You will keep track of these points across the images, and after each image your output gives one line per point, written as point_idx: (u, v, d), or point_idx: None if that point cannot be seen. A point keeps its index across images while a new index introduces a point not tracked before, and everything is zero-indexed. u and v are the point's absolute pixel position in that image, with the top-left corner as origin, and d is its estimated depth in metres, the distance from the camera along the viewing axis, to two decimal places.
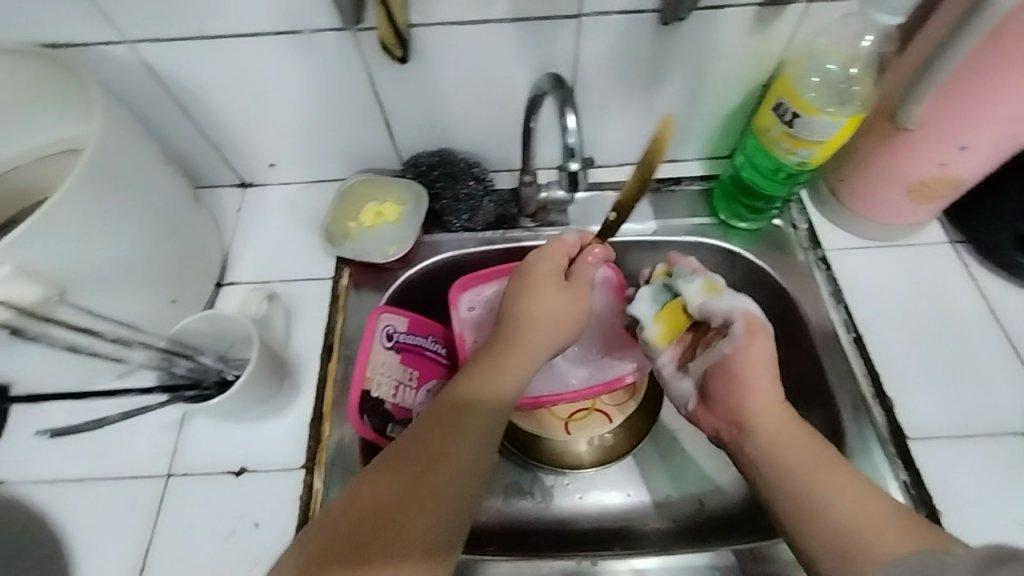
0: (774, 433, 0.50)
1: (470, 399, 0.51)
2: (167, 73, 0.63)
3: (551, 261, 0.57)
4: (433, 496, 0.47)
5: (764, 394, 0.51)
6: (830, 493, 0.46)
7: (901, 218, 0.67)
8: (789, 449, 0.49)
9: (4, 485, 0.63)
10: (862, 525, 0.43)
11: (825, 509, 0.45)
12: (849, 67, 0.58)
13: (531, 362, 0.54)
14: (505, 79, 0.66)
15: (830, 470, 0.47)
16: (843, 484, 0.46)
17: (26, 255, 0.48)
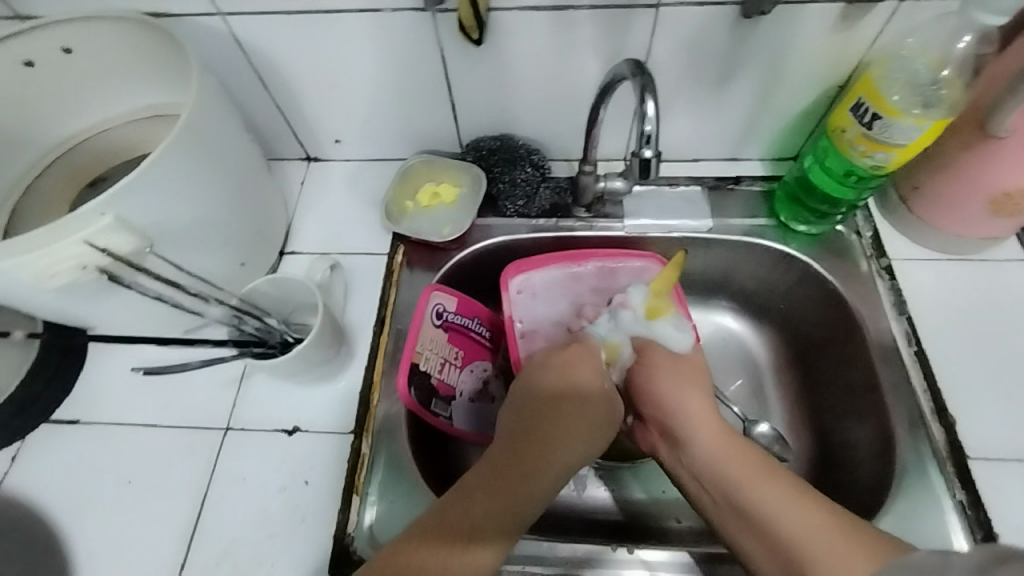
0: (701, 445, 0.52)
1: (548, 451, 0.52)
2: (251, 45, 0.66)
3: (591, 357, 0.57)
4: (514, 522, 0.49)
5: (694, 410, 0.54)
6: (762, 500, 0.47)
7: (977, 231, 0.65)
8: (726, 463, 0.50)
9: (80, 423, 0.68)
10: (806, 546, 0.43)
11: (761, 517, 0.46)
12: (939, 70, 0.55)
13: (573, 440, 0.52)
14: (574, 67, 0.66)
15: (756, 474, 0.49)
16: (771, 489, 0.47)
17: (125, 208, 0.52)
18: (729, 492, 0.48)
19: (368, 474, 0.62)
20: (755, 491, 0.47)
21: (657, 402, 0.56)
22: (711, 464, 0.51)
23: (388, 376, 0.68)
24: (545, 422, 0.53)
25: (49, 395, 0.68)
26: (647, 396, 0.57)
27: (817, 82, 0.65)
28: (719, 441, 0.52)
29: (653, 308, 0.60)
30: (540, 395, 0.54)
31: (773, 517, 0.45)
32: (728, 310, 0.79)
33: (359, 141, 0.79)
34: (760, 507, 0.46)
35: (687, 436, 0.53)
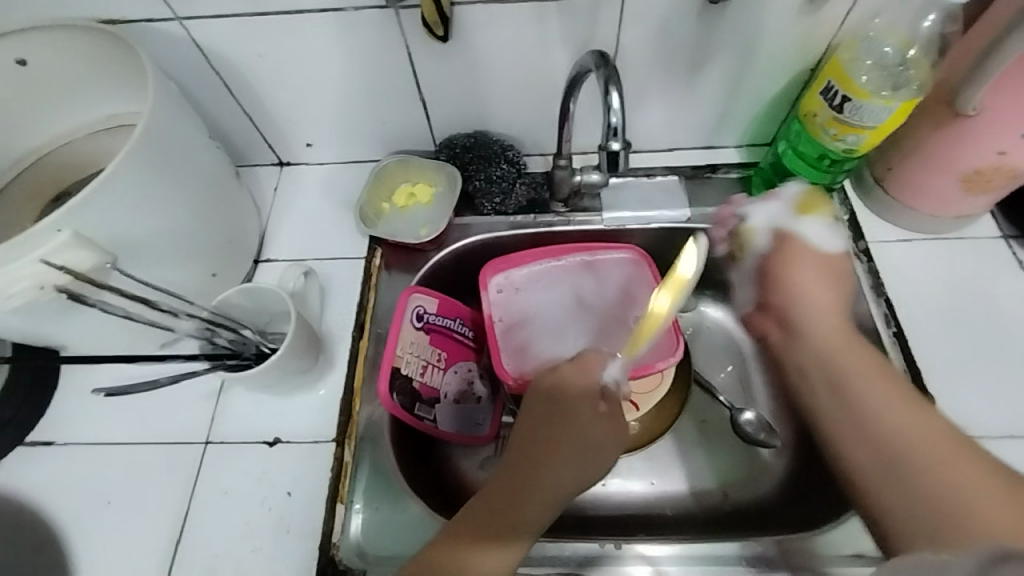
0: (825, 338, 0.52)
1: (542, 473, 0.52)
2: (213, 51, 0.65)
3: (585, 377, 0.56)
4: (521, 536, 0.50)
5: (823, 303, 0.54)
6: (883, 405, 0.48)
7: (951, 209, 0.65)
8: (840, 357, 0.51)
9: (55, 444, 0.66)
10: (929, 453, 0.44)
11: (880, 419, 0.47)
12: (906, 49, 0.56)
13: (571, 460, 0.52)
14: (544, 60, 0.65)
15: (882, 382, 0.49)
16: (896, 402, 0.48)
17: (83, 224, 0.50)
18: (851, 391, 0.49)
19: (352, 482, 0.62)
20: (879, 399, 0.48)
21: (787, 295, 0.55)
22: (830, 355, 0.52)
23: (369, 381, 0.67)
24: (542, 446, 0.53)
25: (21, 417, 0.67)
26: (772, 295, 0.56)
27: (788, 66, 0.65)
28: (852, 349, 0.52)
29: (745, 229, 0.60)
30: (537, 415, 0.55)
31: (890, 418, 0.47)
32: (711, 300, 0.79)
33: (330, 143, 0.78)
34: (872, 402, 0.48)
35: (826, 351, 0.52)
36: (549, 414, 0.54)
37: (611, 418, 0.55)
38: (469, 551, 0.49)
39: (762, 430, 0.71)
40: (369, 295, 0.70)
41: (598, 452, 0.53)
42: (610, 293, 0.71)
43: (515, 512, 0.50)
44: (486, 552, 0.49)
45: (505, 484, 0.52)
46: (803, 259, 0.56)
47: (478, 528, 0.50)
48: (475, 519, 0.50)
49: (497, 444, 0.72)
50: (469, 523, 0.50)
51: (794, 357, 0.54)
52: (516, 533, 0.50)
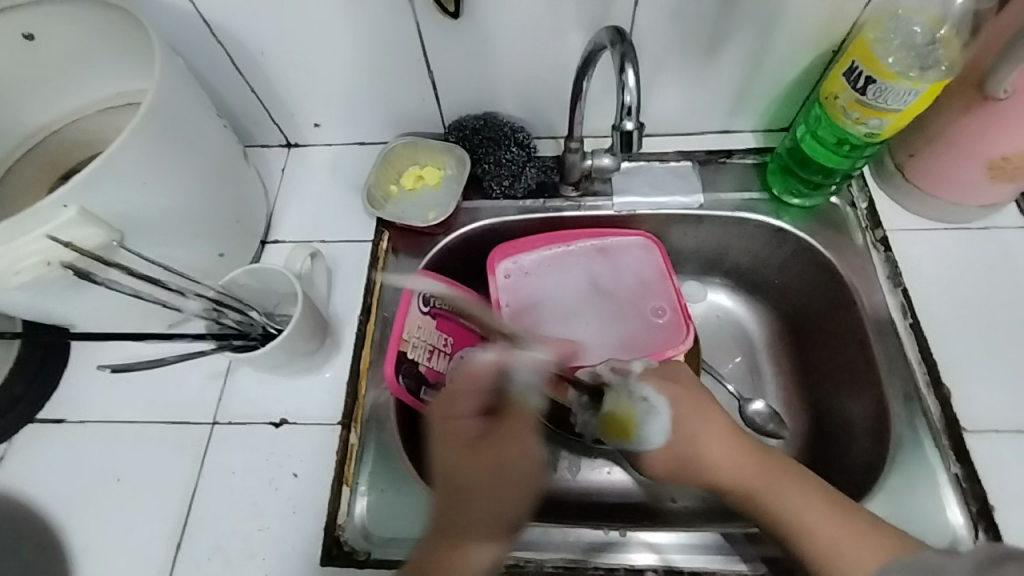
0: (700, 459, 0.53)
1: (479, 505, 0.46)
2: (220, 27, 0.63)
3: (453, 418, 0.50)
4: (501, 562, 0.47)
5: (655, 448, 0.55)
6: (790, 509, 0.51)
7: (974, 197, 0.63)
8: (723, 471, 0.53)
9: (66, 422, 0.67)
10: (837, 544, 0.48)
11: (793, 519, 0.50)
12: (936, 29, 0.54)
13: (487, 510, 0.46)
14: (557, 41, 0.63)
15: (773, 485, 0.52)
16: (799, 501, 0.51)
17: (91, 200, 0.50)
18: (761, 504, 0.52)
19: (358, 465, 0.62)
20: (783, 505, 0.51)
21: (672, 455, 0.54)
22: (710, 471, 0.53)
23: (375, 364, 0.66)
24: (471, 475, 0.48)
25: (32, 394, 0.67)
26: (656, 450, 0.55)
27: (810, 46, 0.63)
28: (738, 460, 0.53)
29: (618, 420, 0.56)
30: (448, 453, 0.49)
31: (800, 519, 0.50)
32: (721, 287, 0.77)
33: (338, 124, 0.77)
34: (787, 512, 0.51)
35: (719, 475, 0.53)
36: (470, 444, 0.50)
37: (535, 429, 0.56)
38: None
39: (771, 421, 0.69)
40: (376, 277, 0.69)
41: (514, 469, 0.47)
42: (619, 280, 0.70)
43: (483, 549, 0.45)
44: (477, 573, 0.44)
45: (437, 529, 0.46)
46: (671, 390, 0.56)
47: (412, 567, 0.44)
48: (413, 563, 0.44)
49: None
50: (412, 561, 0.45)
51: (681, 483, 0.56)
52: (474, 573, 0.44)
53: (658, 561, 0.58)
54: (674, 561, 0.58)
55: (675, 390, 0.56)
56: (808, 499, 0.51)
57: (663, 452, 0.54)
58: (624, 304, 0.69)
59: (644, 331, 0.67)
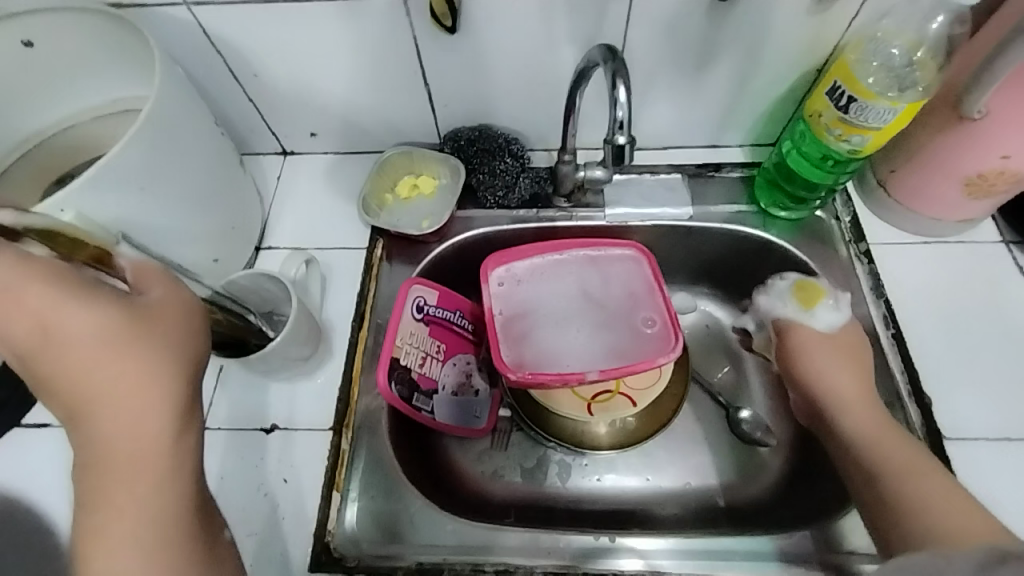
0: (848, 391, 0.59)
1: (113, 410, 0.40)
2: (220, 36, 0.64)
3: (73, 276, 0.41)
4: (133, 494, 0.40)
5: (823, 354, 0.61)
6: (899, 463, 0.52)
7: (952, 213, 0.65)
8: (858, 412, 0.57)
9: (50, 426, 0.66)
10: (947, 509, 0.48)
11: (908, 477, 0.51)
12: (913, 52, 0.56)
13: (62, 363, 0.40)
14: (552, 56, 0.65)
15: (897, 447, 0.53)
16: (914, 466, 0.52)
17: (87, 204, 0.50)
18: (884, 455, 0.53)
19: (348, 471, 0.62)
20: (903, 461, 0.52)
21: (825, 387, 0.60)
22: (853, 406, 0.58)
23: (367, 371, 0.67)
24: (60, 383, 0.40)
25: (18, 398, 0.67)
26: (827, 341, 0.62)
27: (795, 66, 0.65)
28: (877, 423, 0.56)
29: (806, 292, 0.64)
30: (53, 362, 0.40)
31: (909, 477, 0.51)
32: (709, 297, 0.79)
33: (335, 133, 0.77)
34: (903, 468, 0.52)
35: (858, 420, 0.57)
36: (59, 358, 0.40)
37: (161, 301, 0.45)
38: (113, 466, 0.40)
39: (758, 429, 0.72)
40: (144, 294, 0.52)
41: (65, 330, 0.40)
42: (611, 290, 0.71)
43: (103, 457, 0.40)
44: (106, 499, 0.40)
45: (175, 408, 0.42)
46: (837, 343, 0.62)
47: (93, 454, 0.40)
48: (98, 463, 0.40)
49: (492, 436, 0.73)
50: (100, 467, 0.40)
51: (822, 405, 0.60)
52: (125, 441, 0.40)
53: (644, 567, 0.58)
54: (663, 565, 0.59)
55: (844, 341, 0.62)
56: (927, 469, 0.51)
57: (832, 351, 0.61)
58: (614, 312, 0.70)
59: (633, 343, 0.68)
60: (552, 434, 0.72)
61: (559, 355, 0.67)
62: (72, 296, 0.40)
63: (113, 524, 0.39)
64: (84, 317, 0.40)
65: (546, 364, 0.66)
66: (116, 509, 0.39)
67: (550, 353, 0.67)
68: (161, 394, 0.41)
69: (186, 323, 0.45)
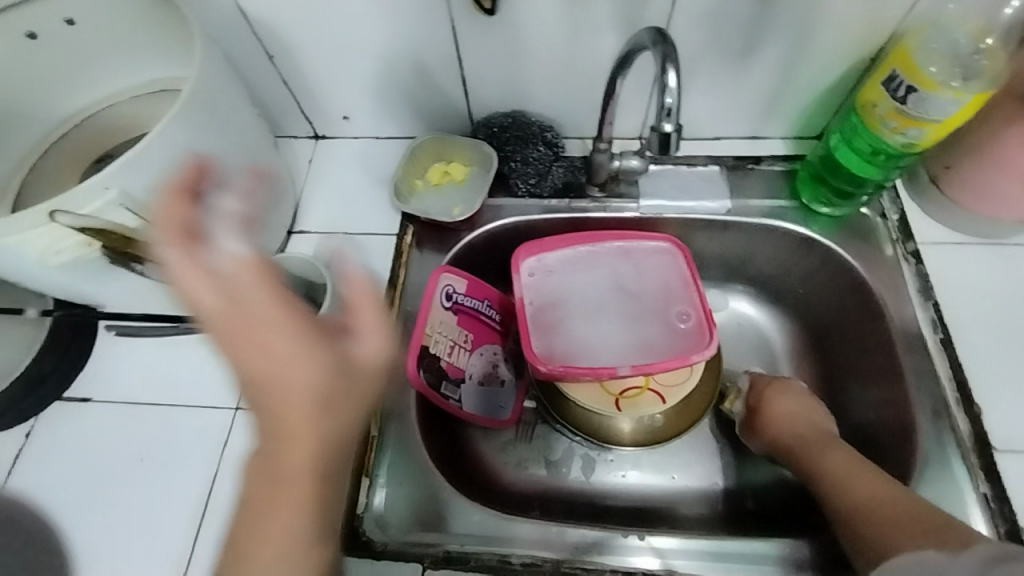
0: (791, 427, 0.62)
1: (306, 443, 0.43)
2: (257, 16, 0.64)
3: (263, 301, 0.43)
4: (290, 527, 0.43)
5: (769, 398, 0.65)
6: (848, 480, 0.53)
7: (1012, 213, 0.62)
8: (808, 446, 0.59)
9: (91, 401, 0.68)
10: (890, 516, 0.48)
11: (851, 491, 0.52)
12: (982, 38, 0.53)
13: (279, 394, 0.42)
14: (592, 40, 0.63)
15: (844, 466, 0.55)
16: (864, 480, 0.52)
17: (130, 183, 0.51)
18: (830, 476, 0.55)
19: (377, 456, 0.62)
20: (848, 480, 0.53)
21: (775, 420, 0.63)
22: (802, 441, 0.60)
23: None
24: (275, 424, 0.42)
25: (60, 372, 0.69)
26: (765, 389, 0.66)
27: (848, 53, 0.62)
28: (824, 449, 0.58)
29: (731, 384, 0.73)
30: (267, 388, 0.42)
31: (855, 492, 0.51)
32: (743, 294, 0.77)
33: (367, 117, 0.77)
34: (849, 484, 0.53)
35: (802, 447, 0.60)
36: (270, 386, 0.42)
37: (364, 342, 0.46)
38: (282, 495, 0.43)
39: None
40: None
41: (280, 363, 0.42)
42: (642, 285, 0.69)
43: (284, 482, 0.43)
44: (270, 524, 0.43)
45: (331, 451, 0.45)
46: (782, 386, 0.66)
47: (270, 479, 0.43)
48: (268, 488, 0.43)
49: (517, 427, 0.73)
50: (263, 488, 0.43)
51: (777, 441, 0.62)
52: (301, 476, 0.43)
53: (660, 565, 0.58)
54: (676, 565, 0.58)
55: (770, 384, 0.66)
56: (878, 483, 0.51)
57: (770, 394, 0.65)
58: (645, 307, 0.68)
59: (666, 339, 0.66)
60: (577, 429, 0.70)
61: (588, 349, 0.66)
62: (308, 346, 0.42)
63: (274, 555, 0.43)
64: (307, 362, 0.42)
65: (576, 358, 0.65)
66: (268, 533, 0.43)
67: (580, 347, 0.66)
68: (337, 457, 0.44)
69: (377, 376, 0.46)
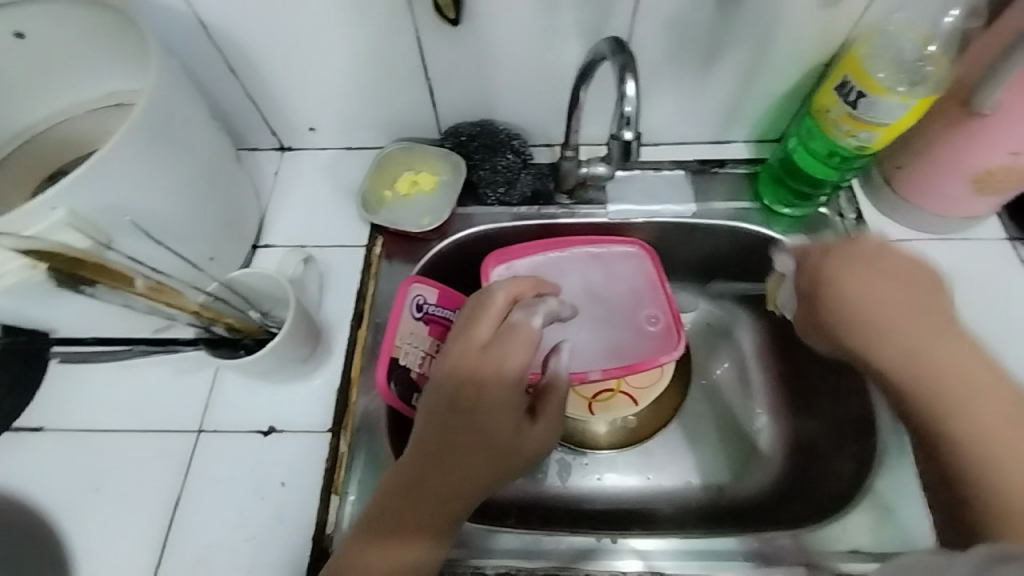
0: (891, 316, 0.46)
1: (453, 489, 0.49)
2: (214, 25, 0.62)
3: (508, 361, 0.52)
4: (406, 549, 0.49)
5: (863, 292, 0.48)
6: (956, 393, 0.42)
7: (960, 210, 0.64)
8: (909, 338, 0.45)
9: (45, 430, 0.64)
10: (1019, 458, 0.39)
11: (960, 412, 0.41)
12: (927, 45, 0.56)
13: (465, 425, 0.50)
14: (556, 48, 0.63)
15: (970, 379, 0.42)
16: (986, 397, 0.41)
17: (78, 203, 0.49)
18: (938, 386, 0.42)
19: (347, 472, 0.61)
20: (961, 398, 0.41)
21: (855, 301, 0.48)
22: (904, 335, 0.45)
23: (367, 371, 0.66)
24: (442, 450, 0.49)
25: (11, 401, 0.65)
26: (829, 256, 0.51)
27: (803, 60, 0.64)
28: (953, 360, 0.43)
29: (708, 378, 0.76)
30: (455, 417, 0.50)
31: (980, 413, 0.41)
32: (710, 295, 0.78)
33: (334, 128, 0.76)
34: (961, 404, 0.41)
35: (892, 335, 0.46)
36: (461, 417, 0.50)
37: (546, 423, 0.53)
38: (409, 515, 0.49)
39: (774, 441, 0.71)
40: (136, 291, 0.54)
41: (479, 406, 0.50)
42: (613, 289, 0.70)
43: (413, 506, 0.49)
44: (392, 543, 0.49)
45: (456, 509, 0.50)
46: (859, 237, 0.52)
47: (407, 500, 0.49)
48: (401, 508, 0.49)
49: None
50: (398, 509, 0.49)
51: (853, 336, 0.47)
52: (438, 507, 0.49)
53: (644, 568, 0.57)
54: (662, 566, 0.58)
55: (863, 250, 0.50)
56: (1007, 403, 0.41)
57: (834, 262, 0.50)
58: (614, 310, 0.69)
59: (633, 341, 0.68)
60: None
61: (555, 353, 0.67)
62: (498, 409, 0.50)
63: (379, 563, 0.48)
64: (491, 409, 0.50)
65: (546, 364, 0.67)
66: (395, 546, 0.49)
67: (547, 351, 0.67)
68: (473, 499, 0.50)
69: (538, 455, 0.53)
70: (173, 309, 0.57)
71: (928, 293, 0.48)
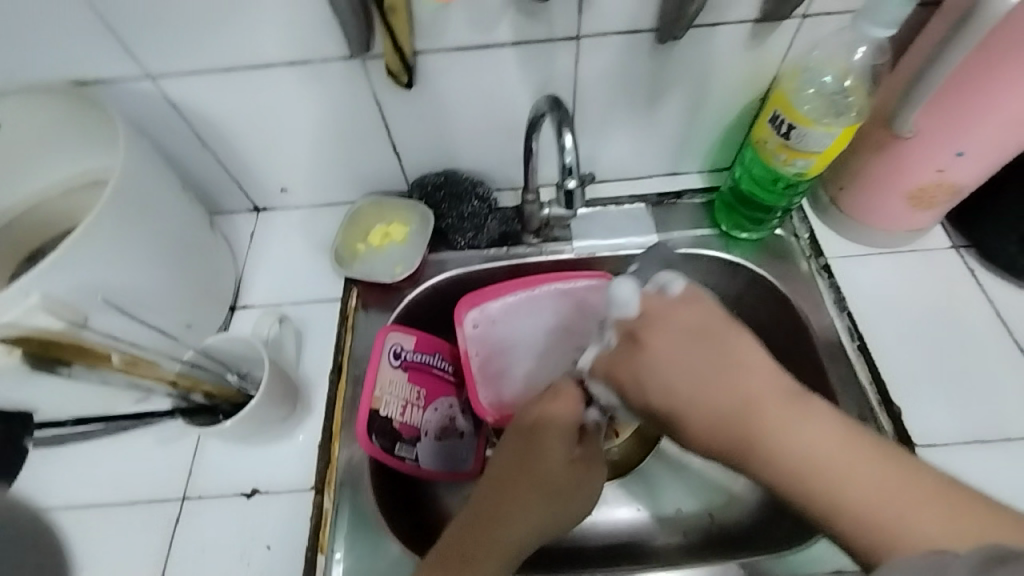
0: (676, 379, 0.46)
1: (516, 528, 0.51)
2: (183, 104, 0.66)
3: (564, 409, 0.55)
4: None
5: (692, 361, 0.46)
6: (801, 444, 0.41)
7: (904, 224, 0.68)
8: (714, 400, 0.44)
9: (26, 509, 0.64)
10: (857, 493, 0.38)
11: (808, 467, 0.40)
12: (844, 79, 0.59)
13: (531, 466, 0.52)
14: (509, 100, 0.67)
15: (776, 422, 0.42)
16: (826, 439, 0.41)
17: (52, 287, 0.51)
18: (780, 449, 0.41)
19: (333, 530, 0.61)
20: (806, 440, 0.41)
21: (670, 377, 0.46)
22: (706, 404, 0.44)
23: (348, 424, 0.66)
24: (506, 491, 0.52)
25: None
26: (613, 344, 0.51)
27: (740, 96, 0.68)
28: (778, 406, 0.43)
29: None
30: (518, 462, 0.53)
31: (804, 458, 0.40)
32: None
33: (305, 188, 0.79)
34: (797, 455, 0.41)
35: (742, 411, 0.43)
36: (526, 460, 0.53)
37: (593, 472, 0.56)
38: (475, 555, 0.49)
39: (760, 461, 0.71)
40: (114, 366, 0.57)
41: (541, 450, 0.53)
42: (585, 323, 0.71)
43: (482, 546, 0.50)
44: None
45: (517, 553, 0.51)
46: (672, 328, 0.48)
47: (473, 544, 0.50)
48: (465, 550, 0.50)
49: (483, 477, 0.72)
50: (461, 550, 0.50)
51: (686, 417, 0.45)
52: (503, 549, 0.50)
53: None
54: None
55: (686, 311, 0.49)
56: (827, 439, 0.41)
57: (651, 337, 0.48)
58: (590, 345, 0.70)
59: None
60: None
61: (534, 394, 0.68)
62: (559, 452, 0.53)
63: None
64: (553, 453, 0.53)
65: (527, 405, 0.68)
66: None
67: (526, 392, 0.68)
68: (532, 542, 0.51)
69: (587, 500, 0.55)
70: (150, 381, 0.60)
71: (733, 336, 0.47)
